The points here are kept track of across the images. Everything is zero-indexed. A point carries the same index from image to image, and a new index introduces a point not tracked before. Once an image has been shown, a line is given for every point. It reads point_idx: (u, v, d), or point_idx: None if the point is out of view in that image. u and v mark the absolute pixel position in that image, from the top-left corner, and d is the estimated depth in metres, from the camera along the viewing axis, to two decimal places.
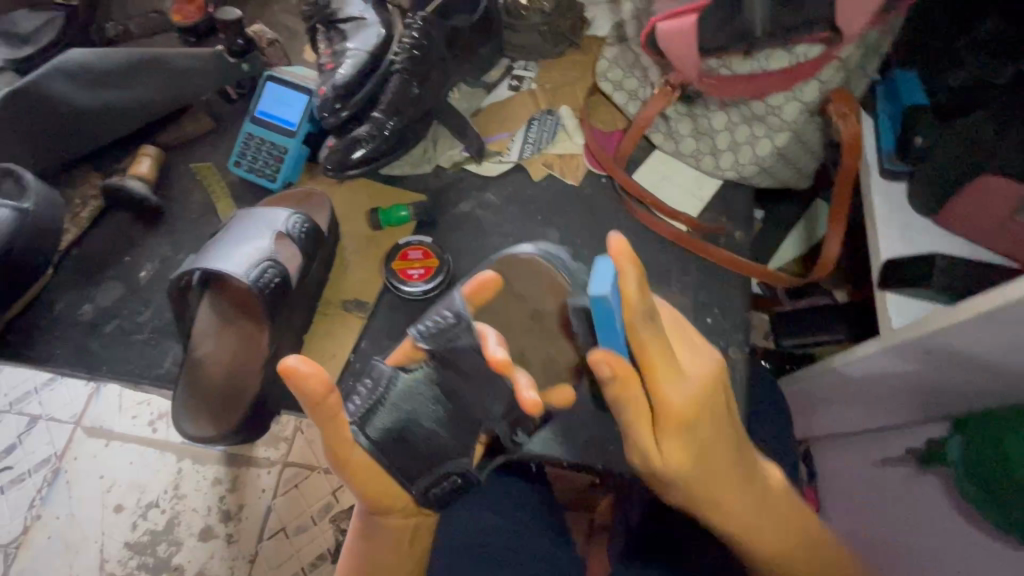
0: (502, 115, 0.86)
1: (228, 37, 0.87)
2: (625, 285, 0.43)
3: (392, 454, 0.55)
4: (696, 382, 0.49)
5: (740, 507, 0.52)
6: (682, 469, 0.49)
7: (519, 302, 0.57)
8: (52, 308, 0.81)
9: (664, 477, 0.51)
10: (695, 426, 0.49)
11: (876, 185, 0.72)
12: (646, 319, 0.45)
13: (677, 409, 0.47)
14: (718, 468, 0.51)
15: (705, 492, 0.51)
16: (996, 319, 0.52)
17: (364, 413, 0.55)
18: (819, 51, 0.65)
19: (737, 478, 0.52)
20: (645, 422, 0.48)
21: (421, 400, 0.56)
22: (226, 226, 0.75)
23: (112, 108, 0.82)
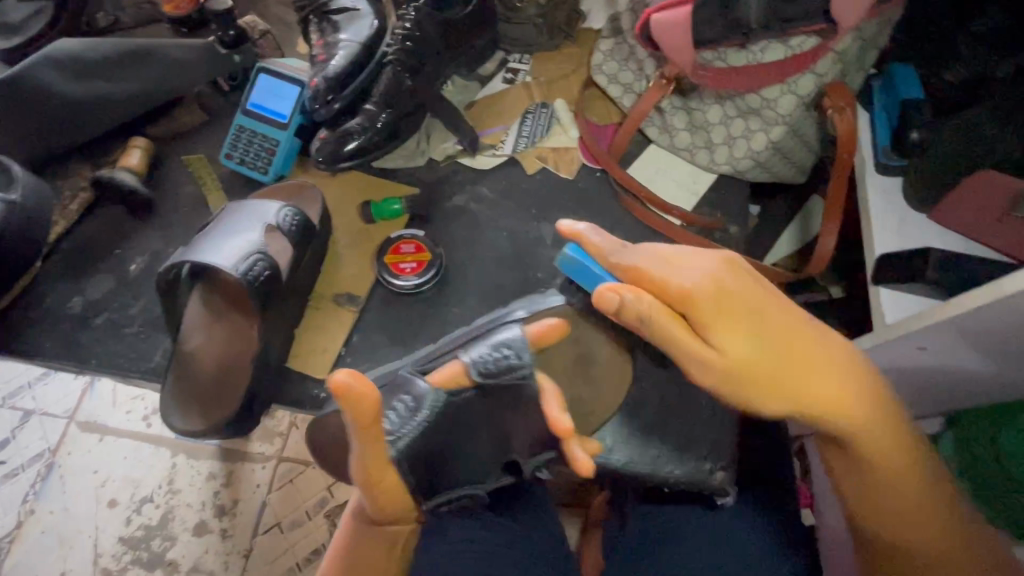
0: (496, 108, 0.86)
1: (219, 28, 0.84)
2: (588, 241, 0.56)
3: (416, 472, 0.57)
4: (712, 265, 0.50)
5: (821, 387, 0.48)
6: (740, 351, 0.47)
7: (569, 346, 0.62)
8: (42, 302, 0.80)
9: (729, 380, 0.48)
10: (731, 306, 0.48)
11: (871, 179, 0.71)
12: (614, 254, 0.55)
13: (699, 294, 0.48)
14: (783, 355, 0.48)
15: (778, 384, 0.47)
16: (989, 314, 0.52)
17: (403, 427, 0.57)
18: (814, 43, 0.65)
19: (805, 356, 0.48)
20: (679, 316, 0.49)
21: (458, 427, 0.59)
22: (217, 218, 0.74)
23: (101, 100, 0.81)
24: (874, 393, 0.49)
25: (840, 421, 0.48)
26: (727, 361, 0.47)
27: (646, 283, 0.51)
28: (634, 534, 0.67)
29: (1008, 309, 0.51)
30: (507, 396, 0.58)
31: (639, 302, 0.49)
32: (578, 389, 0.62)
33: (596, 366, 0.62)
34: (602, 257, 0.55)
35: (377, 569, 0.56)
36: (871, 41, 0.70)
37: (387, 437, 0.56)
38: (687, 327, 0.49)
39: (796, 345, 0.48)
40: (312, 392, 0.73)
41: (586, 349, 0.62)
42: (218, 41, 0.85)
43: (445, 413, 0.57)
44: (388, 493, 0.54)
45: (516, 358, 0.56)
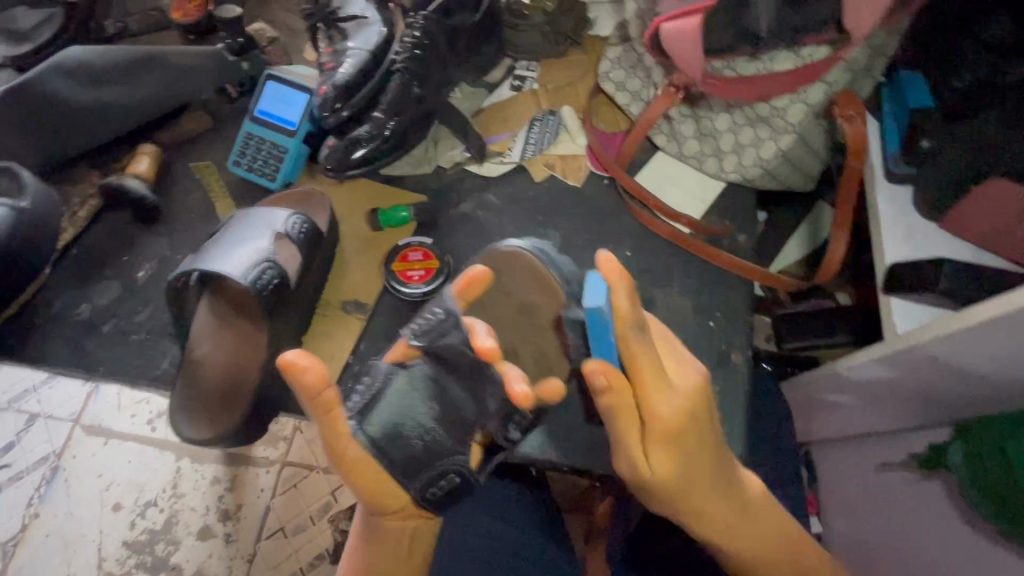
0: (503, 115, 0.86)
1: (229, 35, 0.85)
2: (617, 299, 0.48)
3: (390, 453, 0.54)
4: (689, 391, 0.51)
5: (721, 513, 0.54)
6: (667, 479, 0.51)
7: (506, 295, 0.58)
8: (50, 308, 0.80)
9: (651, 488, 0.53)
10: (683, 438, 0.51)
11: (880, 187, 0.71)
12: (636, 329, 0.49)
13: (666, 421, 0.50)
14: (704, 482, 0.53)
15: (690, 501, 0.53)
16: (1001, 327, 0.52)
17: (364, 406, 0.55)
18: (824, 54, 0.64)
19: (717, 487, 0.53)
20: (634, 430, 0.51)
21: (417, 395, 0.56)
22: (226, 225, 0.74)
23: (113, 107, 0.82)
24: (764, 517, 0.56)
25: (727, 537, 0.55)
26: (651, 480, 0.52)
27: (635, 382, 0.50)
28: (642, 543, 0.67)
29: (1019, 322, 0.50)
30: (452, 357, 0.56)
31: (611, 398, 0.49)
32: (531, 343, 0.57)
33: (539, 315, 0.57)
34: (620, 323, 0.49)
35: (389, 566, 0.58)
36: (881, 49, 0.69)
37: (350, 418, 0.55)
38: (638, 437, 0.51)
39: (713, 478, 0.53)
40: None
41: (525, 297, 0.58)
42: (225, 48, 0.86)
43: (401, 386, 0.56)
44: (379, 493, 0.54)
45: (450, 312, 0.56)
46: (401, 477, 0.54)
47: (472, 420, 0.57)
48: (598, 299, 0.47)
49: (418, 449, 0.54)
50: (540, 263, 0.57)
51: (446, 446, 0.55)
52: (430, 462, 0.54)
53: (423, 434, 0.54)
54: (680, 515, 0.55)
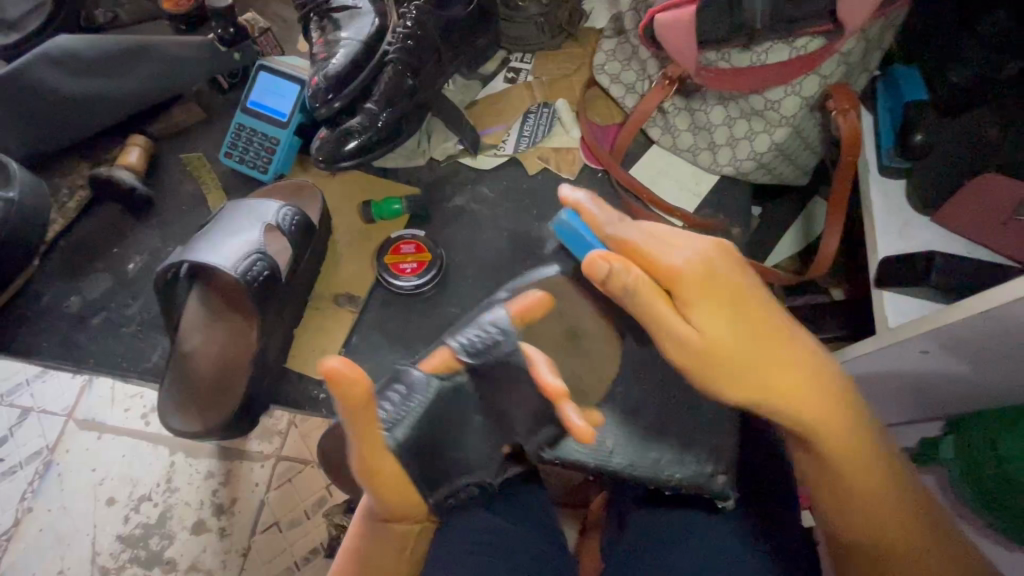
0: (497, 108, 0.85)
1: (219, 26, 0.83)
2: (585, 208, 0.54)
3: (419, 467, 0.54)
4: (704, 248, 0.50)
5: (787, 379, 0.48)
6: (715, 340, 0.47)
7: (560, 317, 0.62)
8: (40, 301, 0.80)
9: (702, 361, 0.48)
10: (715, 288, 0.48)
11: (874, 181, 0.71)
12: (611, 222, 0.54)
13: (689, 272, 0.48)
14: (754, 340, 0.48)
15: (746, 370, 0.47)
16: (992, 320, 0.52)
17: (401, 416, 0.54)
18: (820, 44, 0.64)
19: (775, 352, 0.48)
20: (665, 297, 0.48)
21: (453, 413, 0.56)
22: (216, 217, 0.73)
23: (101, 98, 0.81)
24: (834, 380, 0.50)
25: (802, 409, 0.48)
26: (702, 349, 0.47)
27: (637, 258, 0.50)
28: (634, 537, 0.67)
29: (1008, 316, 0.51)
30: (500, 375, 0.56)
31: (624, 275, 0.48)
32: (568, 362, 0.62)
33: (586, 339, 0.62)
34: (599, 229, 0.53)
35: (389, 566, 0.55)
36: (875, 42, 0.69)
37: (384, 426, 0.53)
38: (670, 303, 0.48)
39: (764, 339, 0.48)
40: (311, 393, 0.73)
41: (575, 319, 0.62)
42: (215, 38, 0.84)
43: (439, 398, 0.55)
44: (402, 498, 0.53)
45: (503, 333, 0.56)
46: (423, 487, 0.55)
47: (505, 435, 0.59)
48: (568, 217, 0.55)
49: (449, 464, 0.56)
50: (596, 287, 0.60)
51: (477, 458, 0.58)
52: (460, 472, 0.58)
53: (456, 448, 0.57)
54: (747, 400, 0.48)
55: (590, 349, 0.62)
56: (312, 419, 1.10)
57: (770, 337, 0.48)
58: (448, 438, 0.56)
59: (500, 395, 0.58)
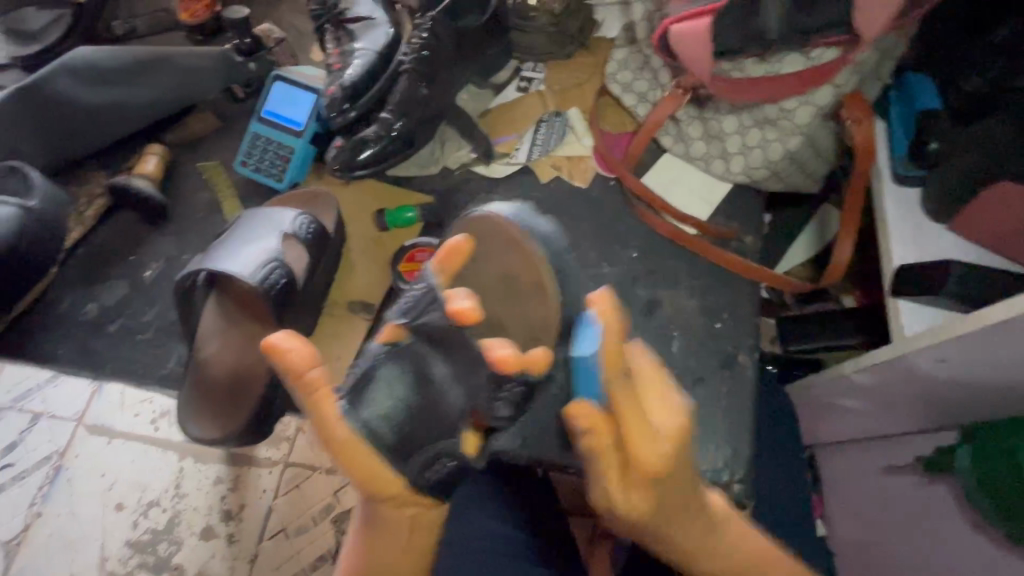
0: (510, 117, 0.86)
1: (236, 36, 0.86)
2: (609, 339, 0.47)
3: (379, 441, 0.51)
4: (672, 437, 0.47)
5: (688, 540, 0.52)
6: (643, 516, 0.49)
7: (489, 264, 0.57)
8: (57, 307, 0.81)
9: (618, 518, 0.50)
10: (658, 480, 0.47)
11: (888, 190, 0.71)
12: (624, 376, 0.47)
13: (645, 467, 0.46)
14: (674, 513, 0.50)
15: (656, 530, 0.51)
16: (1011, 329, 0.52)
17: (354, 386, 0.52)
18: (835, 55, 0.64)
19: (697, 523, 0.51)
20: (616, 471, 0.48)
21: (400, 384, 0.54)
22: (232, 225, 0.74)
23: (119, 107, 0.82)
24: (732, 532, 0.54)
25: (696, 554, 0.53)
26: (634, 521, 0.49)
27: (615, 426, 0.47)
28: None
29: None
30: (439, 331, 0.54)
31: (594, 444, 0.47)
32: (511, 308, 0.56)
33: (523, 281, 0.56)
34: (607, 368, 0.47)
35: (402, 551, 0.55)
36: (889, 51, 0.69)
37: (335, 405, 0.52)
38: (614, 474, 0.48)
39: (686, 509, 0.50)
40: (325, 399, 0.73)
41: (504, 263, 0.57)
42: (233, 49, 0.87)
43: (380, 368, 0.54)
44: (374, 480, 0.49)
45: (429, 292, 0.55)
46: (392, 461, 0.51)
47: (461, 407, 0.54)
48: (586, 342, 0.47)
49: (407, 432, 0.53)
50: (515, 226, 0.56)
51: (435, 431, 0.53)
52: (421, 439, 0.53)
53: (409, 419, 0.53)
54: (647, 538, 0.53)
55: (525, 291, 0.56)
56: None
57: (693, 515, 0.51)
58: (398, 414, 0.53)
59: (450, 359, 0.55)
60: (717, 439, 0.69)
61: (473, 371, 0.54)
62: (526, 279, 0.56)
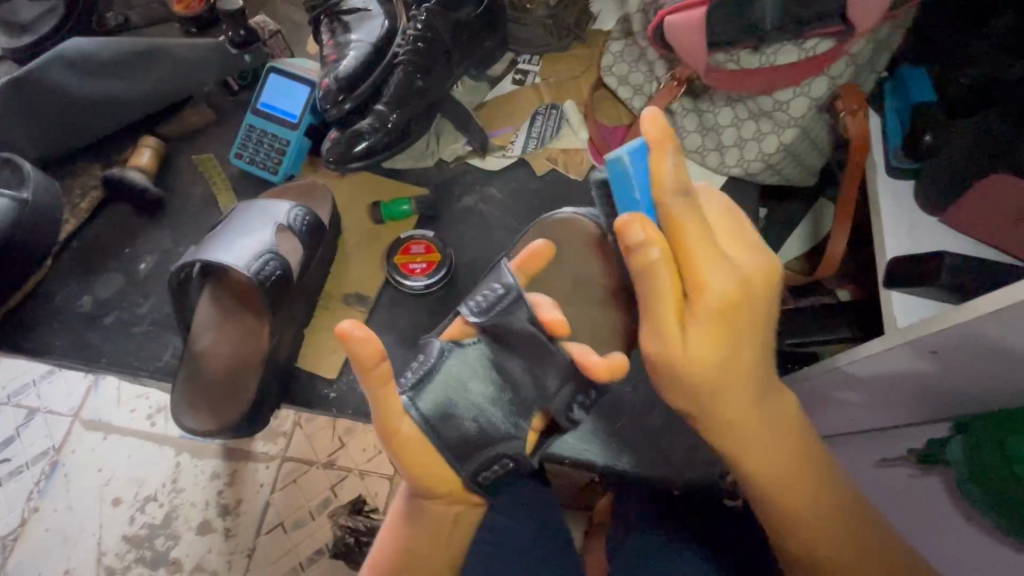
0: (506, 109, 0.86)
1: (230, 28, 0.84)
2: (661, 165, 0.45)
3: (444, 436, 0.52)
4: (742, 271, 0.47)
5: (749, 409, 0.50)
6: (708, 367, 0.46)
7: (563, 267, 0.65)
8: (51, 301, 0.80)
9: (684, 373, 0.47)
10: (730, 314, 0.46)
11: (882, 182, 0.71)
12: (678, 195, 0.45)
13: (714, 294, 0.45)
14: (738, 366, 0.48)
15: (718, 392, 0.48)
16: (1003, 320, 0.52)
17: (419, 382, 0.54)
18: (830, 46, 0.64)
19: (757, 402, 0.50)
20: (672, 317, 0.46)
21: (472, 376, 0.56)
22: (227, 217, 0.74)
23: (113, 99, 0.81)
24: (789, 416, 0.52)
25: (754, 427, 0.51)
26: (682, 374, 0.47)
27: (678, 246, 0.46)
28: (643, 537, 0.67)
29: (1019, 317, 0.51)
30: (513, 334, 0.56)
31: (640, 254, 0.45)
32: (579, 308, 0.65)
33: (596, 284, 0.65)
34: (661, 193, 0.45)
35: (433, 547, 0.55)
36: (884, 43, 0.69)
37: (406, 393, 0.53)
38: (676, 307, 0.46)
39: (755, 399, 0.50)
40: (321, 392, 0.72)
41: (582, 270, 0.65)
42: (227, 41, 0.85)
43: (452, 360, 0.56)
44: (428, 473, 0.51)
45: (513, 289, 0.56)
46: (452, 459, 0.52)
47: (533, 401, 0.56)
48: (633, 161, 0.46)
49: (473, 431, 0.52)
50: (598, 233, 0.63)
51: (503, 429, 0.54)
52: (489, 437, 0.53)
53: (478, 415, 0.54)
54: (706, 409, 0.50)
55: (597, 298, 0.65)
56: (317, 420, 1.10)
57: (755, 375, 0.50)
58: (470, 407, 0.54)
59: (523, 355, 0.57)
60: None
61: (546, 368, 0.56)
62: (598, 287, 0.65)
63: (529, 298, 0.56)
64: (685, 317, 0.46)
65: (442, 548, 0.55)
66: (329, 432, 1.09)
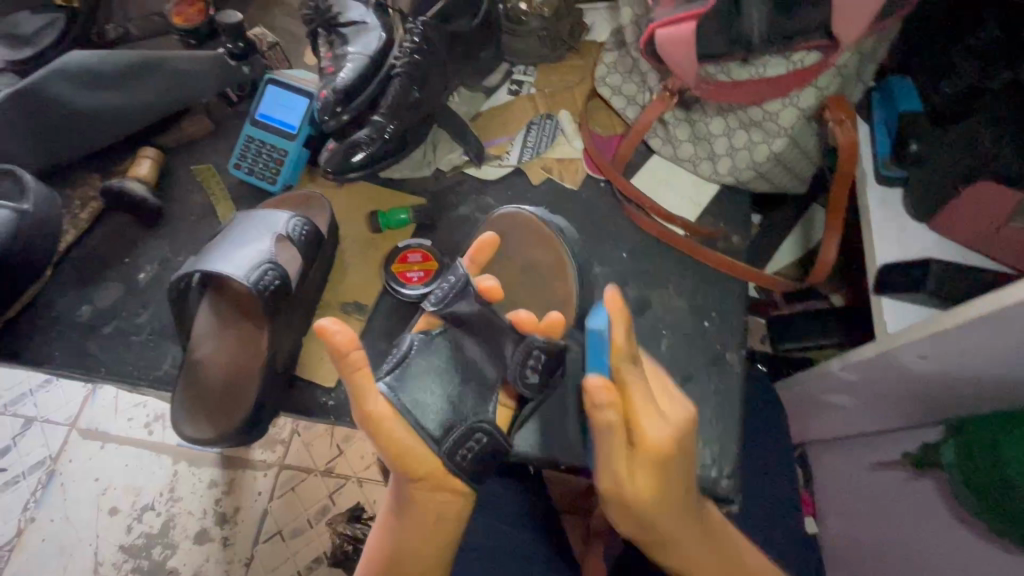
0: (501, 119, 0.87)
1: (229, 40, 0.86)
2: (619, 335, 0.53)
3: (413, 417, 0.57)
4: (682, 414, 0.53)
5: (687, 539, 0.55)
6: (648, 501, 0.51)
7: (509, 257, 0.71)
8: (49, 311, 0.81)
9: (631, 509, 0.52)
10: (666, 464, 0.51)
11: (872, 190, 0.73)
12: (631, 362, 0.54)
13: (658, 447, 0.50)
14: (674, 504, 0.53)
15: (657, 523, 0.53)
16: (992, 322, 0.53)
17: (396, 367, 0.61)
18: (816, 59, 0.65)
19: (687, 521, 0.54)
20: (634, 460, 0.51)
21: (443, 361, 0.63)
22: (227, 227, 0.74)
23: (113, 109, 0.82)
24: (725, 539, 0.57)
25: (693, 553, 0.55)
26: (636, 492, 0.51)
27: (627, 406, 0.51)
28: None
29: (1009, 321, 0.52)
30: (467, 316, 0.64)
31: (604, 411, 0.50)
32: (528, 292, 0.70)
33: (541, 266, 0.70)
34: (620, 356, 0.53)
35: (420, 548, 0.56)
36: (870, 55, 0.71)
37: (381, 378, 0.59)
38: (628, 451, 0.51)
39: (684, 517, 0.54)
40: (320, 400, 0.73)
41: (529, 257, 0.70)
42: (226, 54, 0.87)
43: (425, 349, 0.63)
44: (408, 461, 0.54)
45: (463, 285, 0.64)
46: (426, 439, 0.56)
47: (494, 378, 0.64)
48: (591, 321, 0.55)
49: (444, 409, 0.59)
50: (536, 219, 0.70)
51: (471, 406, 0.61)
52: (460, 407, 0.60)
53: (446, 395, 0.60)
54: (646, 539, 0.55)
55: (543, 278, 0.70)
56: (315, 428, 1.11)
57: (689, 511, 0.54)
58: (438, 389, 0.60)
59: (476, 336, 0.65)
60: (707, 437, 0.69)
61: (500, 344, 0.63)
62: (545, 265, 0.69)
63: (475, 283, 0.63)
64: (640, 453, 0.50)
65: (429, 545, 0.56)
66: (327, 439, 1.09)
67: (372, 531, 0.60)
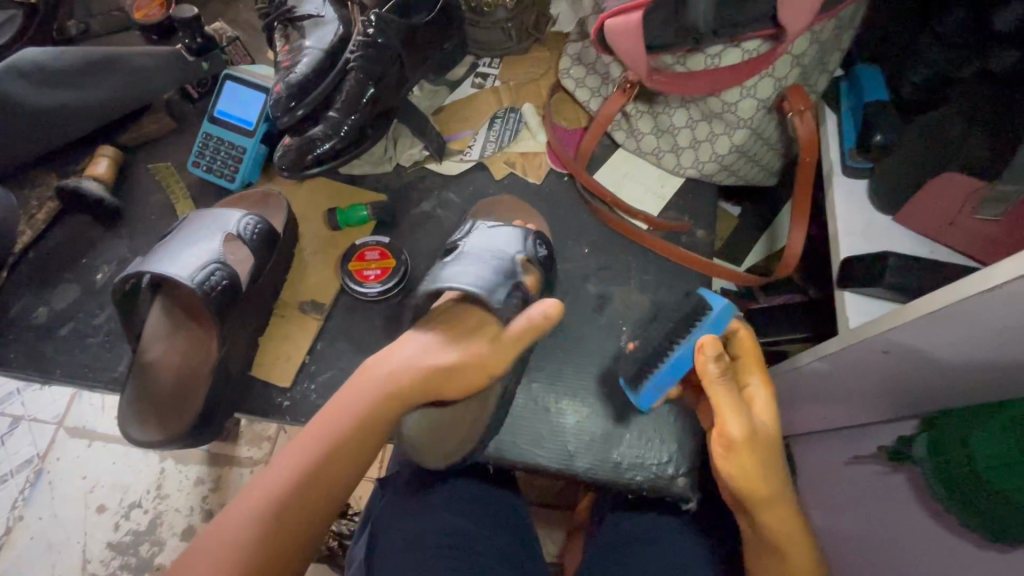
0: (464, 113, 0.86)
1: (186, 36, 0.85)
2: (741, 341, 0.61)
3: (465, 284, 0.64)
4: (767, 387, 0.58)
5: (785, 503, 0.54)
6: (762, 435, 0.54)
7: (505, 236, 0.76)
8: (9, 311, 0.80)
9: (749, 448, 0.52)
10: (769, 413, 0.56)
11: (839, 182, 0.71)
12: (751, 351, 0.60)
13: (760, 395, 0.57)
14: (775, 457, 0.54)
15: (770, 473, 0.53)
16: (945, 316, 0.52)
17: (437, 268, 0.68)
18: (768, 48, 0.64)
19: (786, 485, 0.54)
20: (730, 456, 0.53)
21: (483, 241, 0.69)
22: (177, 226, 0.73)
23: (65, 106, 0.80)
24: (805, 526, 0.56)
25: (784, 521, 0.54)
26: (741, 488, 0.53)
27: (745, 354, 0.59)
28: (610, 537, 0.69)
29: (969, 312, 0.50)
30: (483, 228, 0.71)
31: (714, 377, 0.55)
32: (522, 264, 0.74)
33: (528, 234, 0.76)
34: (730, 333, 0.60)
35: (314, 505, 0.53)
36: (831, 44, 0.69)
37: (426, 278, 0.67)
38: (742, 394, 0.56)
39: (786, 479, 0.55)
40: (276, 400, 0.73)
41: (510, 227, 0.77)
42: (184, 48, 0.86)
43: (460, 244, 0.70)
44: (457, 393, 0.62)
45: (479, 223, 0.72)
46: (479, 295, 0.64)
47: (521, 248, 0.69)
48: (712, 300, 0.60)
49: (489, 272, 0.66)
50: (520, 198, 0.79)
51: (510, 267, 0.67)
52: (498, 277, 0.66)
53: (492, 262, 0.67)
54: (754, 495, 0.53)
55: None
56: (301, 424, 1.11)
57: (787, 476, 0.55)
58: (484, 261, 0.67)
59: (485, 232, 0.70)
60: (663, 435, 0.68)
61: (516, 235, 0.70)
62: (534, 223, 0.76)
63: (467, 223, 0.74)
64: (733, 451, 0.53)
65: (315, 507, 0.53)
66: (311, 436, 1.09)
67: (242, 497, 0.52)
